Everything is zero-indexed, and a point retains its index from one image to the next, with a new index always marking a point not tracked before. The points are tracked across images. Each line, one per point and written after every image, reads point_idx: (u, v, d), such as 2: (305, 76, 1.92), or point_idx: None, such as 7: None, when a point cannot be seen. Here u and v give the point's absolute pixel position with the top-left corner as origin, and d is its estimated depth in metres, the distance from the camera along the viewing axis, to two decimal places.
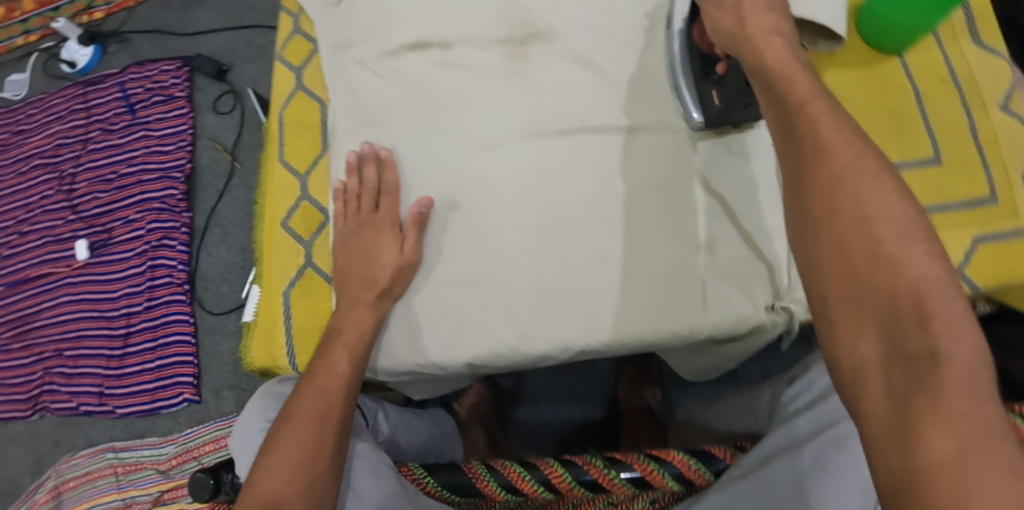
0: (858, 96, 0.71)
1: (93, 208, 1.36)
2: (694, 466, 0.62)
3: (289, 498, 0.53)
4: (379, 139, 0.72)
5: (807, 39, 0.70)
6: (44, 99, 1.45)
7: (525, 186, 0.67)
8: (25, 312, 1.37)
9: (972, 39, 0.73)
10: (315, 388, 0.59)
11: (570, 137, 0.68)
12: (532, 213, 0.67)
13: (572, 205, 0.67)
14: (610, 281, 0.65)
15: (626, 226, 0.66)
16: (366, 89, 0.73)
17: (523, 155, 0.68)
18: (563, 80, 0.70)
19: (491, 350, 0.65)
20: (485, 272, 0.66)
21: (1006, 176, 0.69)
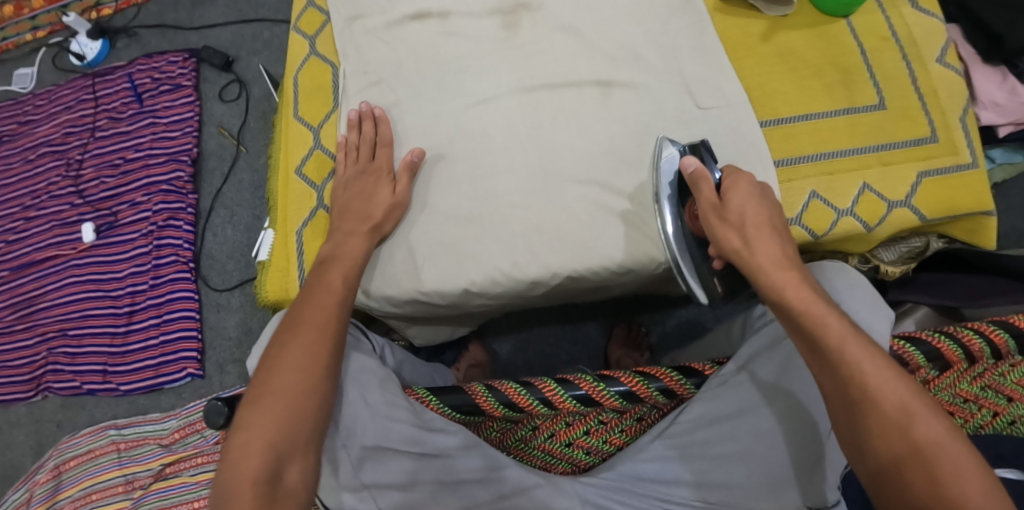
0: (809, 54, 0.79)
1: (100, 193, 1.40)
2: (678, 380, 0.68)
3: (293, 401, 0.57)
4: (387, 96, 0.78)
5: (763, 3, 0.80)
6: (52, 91, 1.51)
7: (515, 131, 0.74)
8: (30, 294, 1.40)
9: (910, 4, 0.82)
10: (317, 304, 0.63)
11: (552, 91, 0.75)
12: (520, 160, 0.73)
13: (560, 149, 0.73)
14: (593, 213, 0.72)
15: (605, 163, 0.73)
16: (375, 54, 0.80)
17: (515, 107, 0.75)
18: (551, 44, 0.77)
19: (486, 276, 0.71)
20: (479, 208, 0.72)
21: (945, 120, 0.77)
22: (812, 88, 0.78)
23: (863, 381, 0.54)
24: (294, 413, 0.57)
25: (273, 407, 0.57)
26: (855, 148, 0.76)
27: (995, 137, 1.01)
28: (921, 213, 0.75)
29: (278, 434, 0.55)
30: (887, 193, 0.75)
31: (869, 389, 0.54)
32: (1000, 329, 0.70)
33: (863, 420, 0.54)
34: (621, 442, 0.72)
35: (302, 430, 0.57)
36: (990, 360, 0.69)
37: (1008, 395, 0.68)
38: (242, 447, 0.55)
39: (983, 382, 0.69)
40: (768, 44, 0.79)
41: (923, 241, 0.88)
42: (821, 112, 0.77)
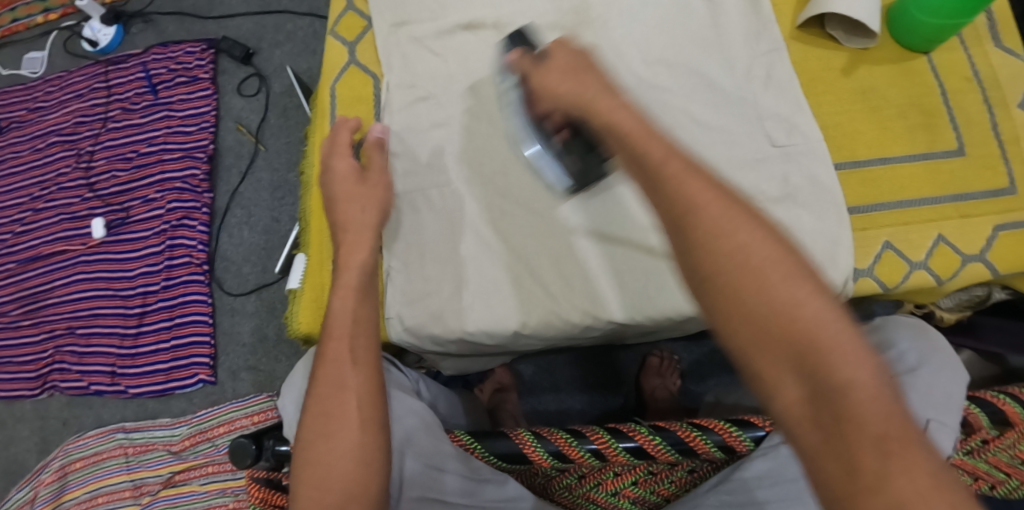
0: (889, 91, 0.74)
1: (112, 187, 1.35)
2: (736, 434, 0.64)
3: (342, 466, 0.54)
4: (434, 115, 0.74)
5: (842, 33, 0.74)
6: (64, 77, 1.45)
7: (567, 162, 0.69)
8: (37, 289, 1.36)
9: (994, 41, 0.77)
10: (332, 361, 0.58)
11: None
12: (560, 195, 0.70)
13: (622, 188, 0.70)
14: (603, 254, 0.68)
15: (608, 200, 0.69)
16: (418, 70, 0.75)
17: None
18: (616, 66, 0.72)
19: (541, 319, 0.67)
20: (538, 250, 0.69)
21: None
22: (888, 129, 0.72)
23: (723, 270, 0.45)
24: (344, 477, 0.54)
25: (321, 477, 0.54)
26: (928, 198, 0.71)
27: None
28: (996, 269, 0.70)
29: (333, 503, 0.53)
30: (963, 247, 0.71)
31: (749, 267, 0.44)
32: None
33: (743, 309, 0.44)
34: (669, 493, 0.69)
35: (355, 493, 0.54)
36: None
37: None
38: None
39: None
40: (849, 79, 0.74)
41: (986, 290, 0.82)
42: (899, 156, 0.72)
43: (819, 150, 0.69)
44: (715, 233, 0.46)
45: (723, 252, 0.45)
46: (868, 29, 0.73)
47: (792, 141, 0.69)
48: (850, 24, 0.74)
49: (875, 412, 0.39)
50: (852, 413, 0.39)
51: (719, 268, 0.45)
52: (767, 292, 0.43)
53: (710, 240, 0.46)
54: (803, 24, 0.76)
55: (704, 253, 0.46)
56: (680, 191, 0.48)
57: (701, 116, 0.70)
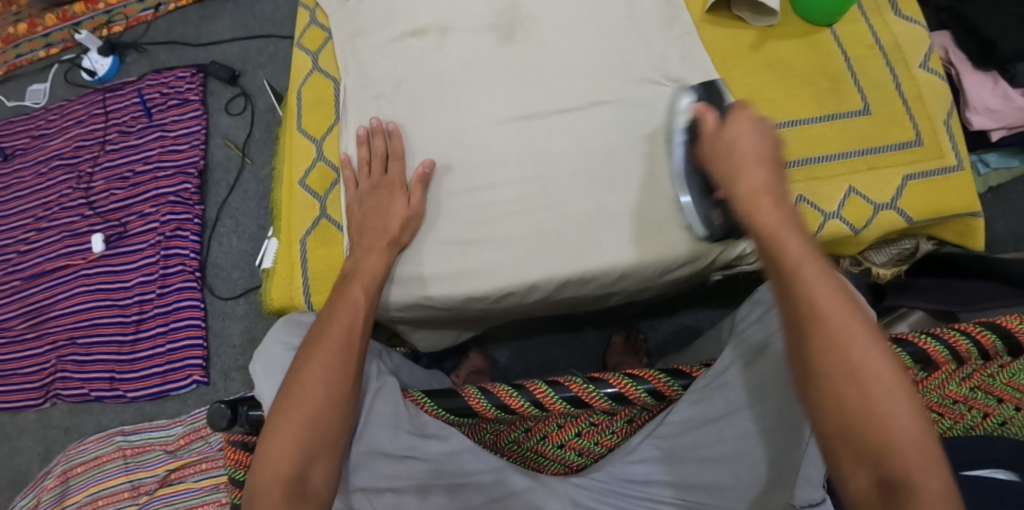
0: (798, 62, 0.82)
1: (110, 204, 1.44)
2: (665, 381, 0.70)
3: (321, 411, 0.62)
4: (387, 110, 0.81)
5: (750, 14, 0.83)
6: (64, 106, 1.55)
7: (507, 144, 0.77)
8: (41, 303, 1.44)
9: (895, 11, 0.85)
10: (340, 321, 0.67)
11: (548, 97, 0.78)
12: (502, 176, 0.76)
13: (555, 159, 0.76)
14: (550, 221, 0.74)
15: (544, 170, 0.76)
16: (375, 68, 0.83)
17: (505, 116, 0.78)
18: (547, 55, 0.80)
19: (488, 285, 0.74)
20: (483, 217, 0.75)
21: (930, 125, 0.80)
22: (797, 95, 0.80)
23: (817, 326, 0.54)
24: (323, 421, 0.62)
25: (303, 415, 0.62)
26: (840, 152, 0.79)
27: (988, 142, 1.08)
28: (908, 216, 0.78)
29: (309, 441, 0.61)
30: (873, 197, 0.78)
31: (857, 376, 0.53)
32: (986, 330, 0.69)
33: (821, 367, 0.54)
34: (612, 444, 0.75)
35: (328, 437, 0.62)
36: (979, 362, 0.71)
37: (997, 397, 0.72)
38: (275, 453, 0.60)
39: (972, 384, 0.72)
40: (757, 53, 0.82)
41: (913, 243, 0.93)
42: (809, 118, 0.79)
43: (728, 114, 0.78)
44: (830, 330, 0.54)
45: (841, 351, 0.53)
46: (769, 8, 0.80)
47: (706, 112, 0.78)
48: (755, 5, 0.82)
49: (916, 456, 0.51)
50: (903, 462, 0.51)
51: (829, 363, 0.53)
52: (836, 338, 0.54)
53: (829, 341, 0.54)
54: (713, 8, 0.84)
55: (819, 347, 0.54)
56: (805, 281, 0.55)
57: (626, 96, 0.78)
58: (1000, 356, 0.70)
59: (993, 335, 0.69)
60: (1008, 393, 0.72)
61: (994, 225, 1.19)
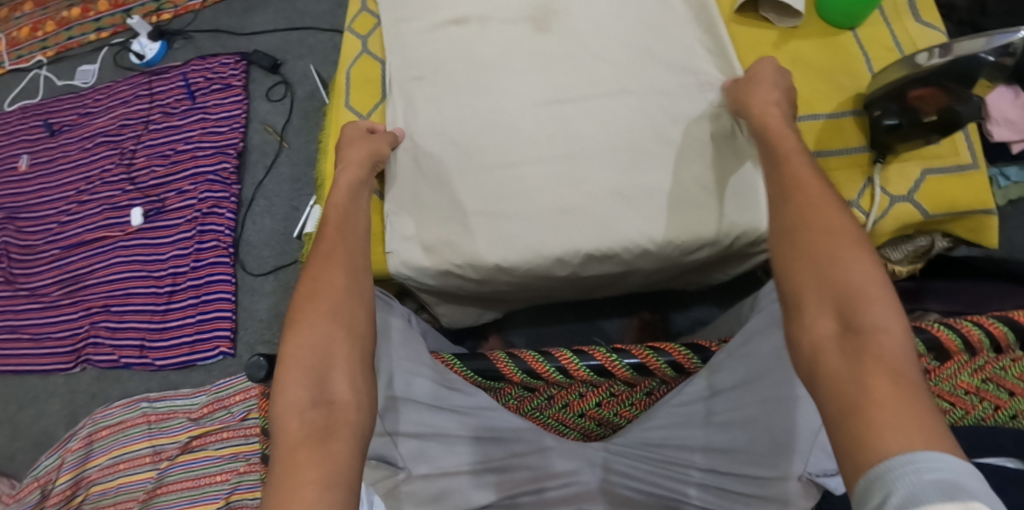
0: (817, 61, 0.86)
1: (150, 180, 1.51)
2: (686, 354, 0.75)
3: (321, 335, 0.63)
4: (427, 91, 0.87)
5: (775, 16, 0.88)
6: (112, 87, 1.63)
7: (536, 127, 0.83)
8: (78, 272, 1.50)
9: (914, 17, 0.89)
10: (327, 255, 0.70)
11: (575, 87, 0.84)
12: (533, 157, 0.81)
13: (584, 142, 0.81)
14: (574, 200, 0.79)
15: (565, 154, 0.81)
16: (422, 55, 0.89)
17: (538, 101, 0.84)
18: (579, 49, 0.86)
19: (517, 254, 0.79)
20: (510, 192, 0.80)
21: None
22: (818, 91, 0.85)
23: (823, 235, 0.58)
24: (322, 341, 0.63)
25: (310, 339, 0.63)
26: (857, 146, 0.83)
27: (1007, 153, 1.19)
28: (924, 208, 0.81)
29: (311, 361, 0.62)
30: (890, 190, 0.82)
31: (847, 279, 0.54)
32: (997, 322, 0.75)
33: (813, 266, 0.56)
34: (631, 415, 0.79)
35: (336, 357, 0.62)
36: (992, 355, 0.77)
37: (1010, 390, 0.76)
38: (287, 379, 0.61)
39: (984, 376, 0.77)
40: (780, 52, 0.87)
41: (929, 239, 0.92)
42: (828, 113, 0.84)
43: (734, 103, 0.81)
44: (830, 247, 0.56)
45: (841, 270, 0.55)
46: (793, 9, 0.86)
47: (717, 108, 0.82)
48: (781, 7, 0.88)
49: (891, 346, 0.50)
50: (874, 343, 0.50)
51: (828, 260, 0.56)
52: (810, 238, 0.58)
53: (836, 277, 0.55)
54: (740, 9, 0.90)
55: (809, 254, 0.57)
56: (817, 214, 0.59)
57: (648, 88, 0.83)
58: (1012, 349, 0.76)
59: (1005, 328, 0.75)
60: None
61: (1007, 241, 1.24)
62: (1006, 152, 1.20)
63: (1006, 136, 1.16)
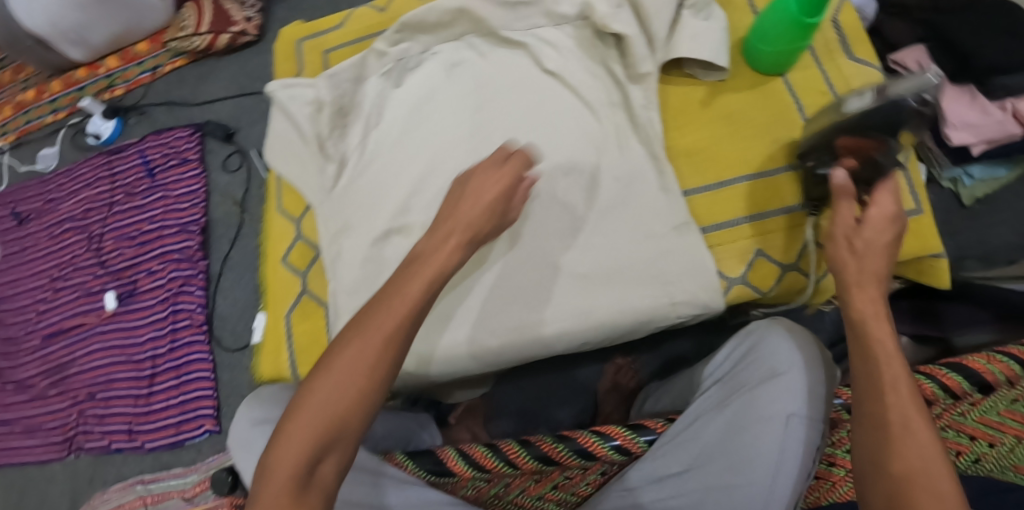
0: (749, 113, 0.86)
1: (120, 263, 1.51)
2: (631, 437, 0.74)
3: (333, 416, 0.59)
4: (363, 181, 0.83)
5: (700, 70, 0.88)
6: (74, 170, 1.63)
7: (481, 307, 0.77)
8: (61, 359, 1.51)
9: (846, 55, 0.89)
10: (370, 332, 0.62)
11: (525, 243, 0.78)
12: (481, 344, 0.77)
13: (527, 234, 0.79)
14: (519, 297, 0.78)
15: (507, 253, 0.78)
16: (357, 200, 0.83)
17: (477, 249, 0.78)
18: (531, 210, 0.79)
19: (475, 357, 0.78)
20: (452, 292, 0.78)
21: None
22: (755, 146, 0.85)
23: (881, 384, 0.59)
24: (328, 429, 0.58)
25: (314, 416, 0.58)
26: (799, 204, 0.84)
27: (969, 156, 1.17)
28: None
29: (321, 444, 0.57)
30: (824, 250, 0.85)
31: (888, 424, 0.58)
32: (949, 372, 0.75)
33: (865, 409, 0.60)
34: (588, 493, 0.79)
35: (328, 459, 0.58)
36: (950, 403, 0.76)
37: (966, 433, 0.75)
38: (286, 448, 0.57)
39: (945, 423, 0.75)
40: (709, 109, 0.87)
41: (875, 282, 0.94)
42: (766, 172, 0.84)
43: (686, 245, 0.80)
44: (884, 380, 0.60)
45: (892, 402, 0.58)
46: (718, 65, 0.85)
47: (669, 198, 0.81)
48: (705, 62, 0.87)
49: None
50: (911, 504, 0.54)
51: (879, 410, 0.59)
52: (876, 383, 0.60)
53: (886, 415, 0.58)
54: (666, 71, 0.90)
55: (870, 396, 0.60)
56: (876, 344, 0.62)
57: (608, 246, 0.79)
58: (969, 393, 0.76)
59: (955, 375, 0.75)
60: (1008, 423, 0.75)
61: (978, 241, 1.22)
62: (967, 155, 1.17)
63: (966, 140, 1.14)
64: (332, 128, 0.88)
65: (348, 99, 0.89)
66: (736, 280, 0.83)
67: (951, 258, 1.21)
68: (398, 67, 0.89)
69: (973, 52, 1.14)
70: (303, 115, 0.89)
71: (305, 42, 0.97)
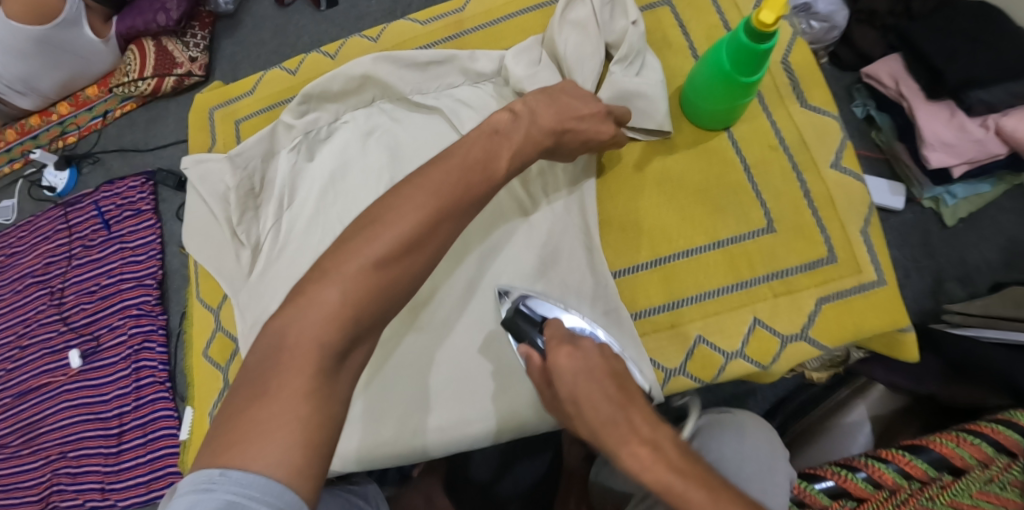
0: (685, 178, 0.91)
1: (82, 318, 1.48)
2: None
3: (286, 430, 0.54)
4: (279, 261, 0.83)
5: (640, 134, 0.91)
6: (32, 222, 1.58)
7: (410, 398, 0.84)
8: (31, 419, 1.46)
9: (800, 102, 0.93)
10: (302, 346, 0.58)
11: (441, 332, 0.87)
12: (408, 439, 0.83)
13: (470, 320, 0.87)
14: (482, 377, 0.85)
15: (459, 337, 0.86)
16: (278, 282, 0.82)
17: (429, 340, 0.87)
18: (456, 296, 0.88)
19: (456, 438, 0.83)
20: (422, 384, 0.85)
21: (846, 239, 0.86)
22: (696, 215, 0.89)
23: None
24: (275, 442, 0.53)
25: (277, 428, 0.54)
26: (748, 278, 0.87)
27: (950, 179, 1.06)
28: (821, 343, 0.84)
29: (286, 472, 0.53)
30: (780, 328, 0.85)
31: None
32: (912, 458, 0.69)
33: None
34: None
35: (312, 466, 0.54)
36: (915, 486, 0.69)
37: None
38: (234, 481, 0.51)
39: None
40: (643, 174, 0.92)
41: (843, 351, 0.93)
42: (701, 245, 0.88)
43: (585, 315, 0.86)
44: None
45: None
46: (660, 129, 0.90)
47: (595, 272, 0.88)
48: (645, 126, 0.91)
49: None
50: None
51: None
52: None
53: None
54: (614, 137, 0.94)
55: None
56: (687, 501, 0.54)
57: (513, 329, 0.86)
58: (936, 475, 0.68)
59: (922, 462, 0.69)
60: (980, 506, 0.67)
61: (960, 262, 1.14)
62: (949, 177, 1.06)
63: (945, 162, 1.03)
64: (242, 211, 0.89)
65: (258, 178, 0.90)
66: (733, 353, 0.85)
67: (931, 283, 1.14)
68: (306, 139, 0.91)
69: (945, 67, 1.00)
70: (216, 200, 0.90)
71: (219, 110, 1.05)
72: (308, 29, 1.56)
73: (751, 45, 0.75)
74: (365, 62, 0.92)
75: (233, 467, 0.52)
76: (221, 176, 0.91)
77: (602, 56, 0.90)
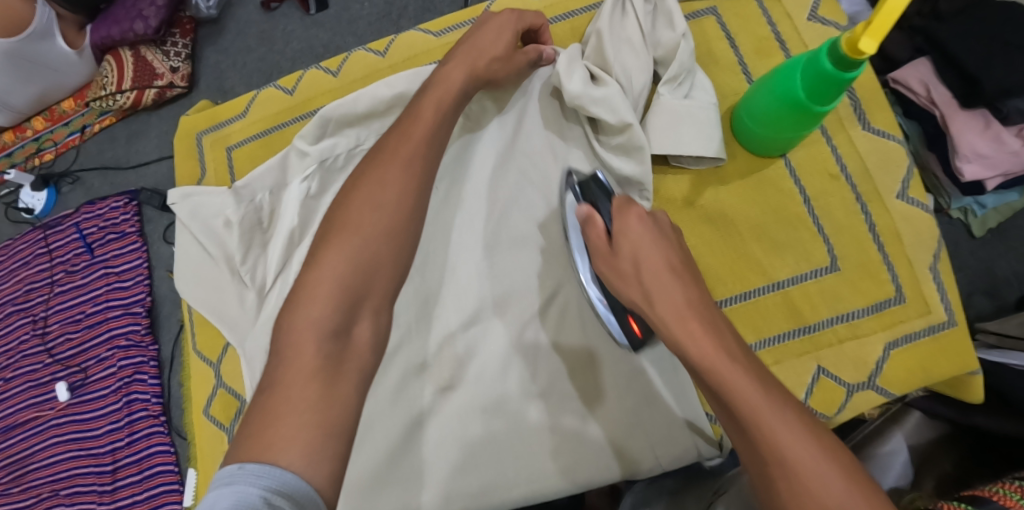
0: (739, 216, 0.92)
1: (67, 349, 1.40)
2: None
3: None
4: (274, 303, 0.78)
5: (692, 162, 0.91)
6: (10, 246, 1.50)
7: (429, 461, 0.82)
8: (18, 457, 1.38)
9: (861, 126, 0.94)
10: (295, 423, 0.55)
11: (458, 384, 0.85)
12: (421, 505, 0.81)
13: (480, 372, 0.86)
14: (490, 433, 0.83)
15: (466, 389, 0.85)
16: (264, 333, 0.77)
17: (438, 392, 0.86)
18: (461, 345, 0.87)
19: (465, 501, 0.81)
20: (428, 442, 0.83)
21: (913, 278, 0.89)
22: (754, 258, 0.90)
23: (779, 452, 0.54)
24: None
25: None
26: (815, 323, 0.88)
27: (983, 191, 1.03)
28: (890, 391, 0.87)
29: None
30: (847, 378, 0.87)
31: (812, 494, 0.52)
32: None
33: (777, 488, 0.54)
34: None
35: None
36: None
37: None
38: None
39: None
40: (697, 208, 0.92)
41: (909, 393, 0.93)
42: (761, 288, 0.89)
43: (584, 316, 0.86)
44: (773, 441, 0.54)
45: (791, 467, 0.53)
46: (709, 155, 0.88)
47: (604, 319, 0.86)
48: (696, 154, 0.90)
49: None
50: None
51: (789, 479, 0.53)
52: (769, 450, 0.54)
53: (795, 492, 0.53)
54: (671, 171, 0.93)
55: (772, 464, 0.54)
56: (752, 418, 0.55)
57: (543, 369, 0.85)
58: None
59: None
60: None
61: (988, 273, 1.12)
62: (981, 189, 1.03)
63: (978, 174, 0.99)
64: (246, 248, 0.83)
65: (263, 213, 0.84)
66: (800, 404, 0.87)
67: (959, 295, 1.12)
68: (320, 170, 0.85)
69: (980, 74, 0.95)
70: (211, 235, 0.85)
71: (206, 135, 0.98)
72: (297, 34, 1.48)
73: (835, 73, 0.71)
74: (400, 82, 0.86)
75: (250, 461, 0.52)
76: (219, 209, 0.86)
77: (650, 74, 0.88)
